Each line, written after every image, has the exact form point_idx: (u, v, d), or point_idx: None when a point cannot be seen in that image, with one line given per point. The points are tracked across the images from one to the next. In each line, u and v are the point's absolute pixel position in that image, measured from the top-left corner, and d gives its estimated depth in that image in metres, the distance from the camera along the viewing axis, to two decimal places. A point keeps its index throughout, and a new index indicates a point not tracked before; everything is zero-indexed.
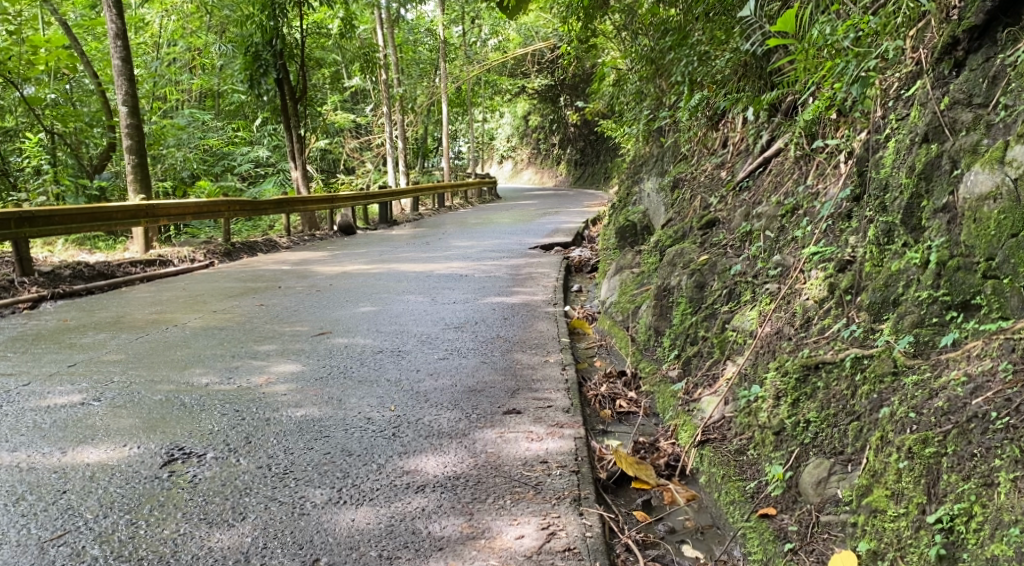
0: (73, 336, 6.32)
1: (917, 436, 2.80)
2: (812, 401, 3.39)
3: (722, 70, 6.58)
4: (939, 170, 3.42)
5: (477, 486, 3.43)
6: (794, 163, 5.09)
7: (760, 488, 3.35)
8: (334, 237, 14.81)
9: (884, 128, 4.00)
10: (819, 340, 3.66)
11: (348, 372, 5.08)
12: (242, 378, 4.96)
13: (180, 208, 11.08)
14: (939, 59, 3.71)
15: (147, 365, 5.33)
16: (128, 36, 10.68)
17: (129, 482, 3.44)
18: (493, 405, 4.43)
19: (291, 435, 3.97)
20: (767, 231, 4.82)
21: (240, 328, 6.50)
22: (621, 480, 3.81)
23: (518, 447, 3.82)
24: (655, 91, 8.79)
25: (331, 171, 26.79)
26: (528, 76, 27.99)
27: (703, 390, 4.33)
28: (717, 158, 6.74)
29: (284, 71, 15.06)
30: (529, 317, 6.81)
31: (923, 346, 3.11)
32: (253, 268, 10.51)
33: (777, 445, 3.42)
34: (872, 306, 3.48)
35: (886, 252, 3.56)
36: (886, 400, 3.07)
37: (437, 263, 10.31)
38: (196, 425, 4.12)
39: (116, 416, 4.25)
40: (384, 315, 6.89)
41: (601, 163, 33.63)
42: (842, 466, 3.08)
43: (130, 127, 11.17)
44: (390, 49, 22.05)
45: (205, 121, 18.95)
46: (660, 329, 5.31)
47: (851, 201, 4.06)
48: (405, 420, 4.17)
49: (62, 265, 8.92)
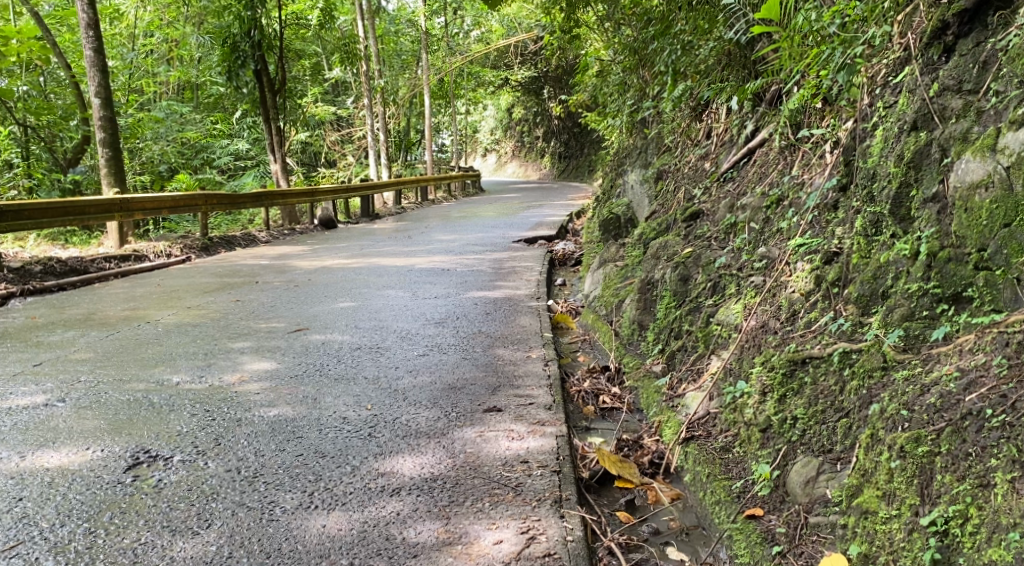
0: (42, 334, 6.14)
1: (909, 434, 2.71)
2: (800, 397, 3.29)
3: (705, 60, 6.47)
4: (928, 159, 3.32)
5: (454, 488, 3.30)
6: (779, 154, 5.00)
7: (746, 488, 3.25)
8: (315, 231, 14.60)
9: (870, 116, 3.90)
10: (805, 334, 3.57)
11: (324, 370, 4.94)
12: (214, 376, 4.81)
13: (156, 202, 10.86)
14: (929, 44, 3.60)
15: (116, 363, 5.16)
16: (100, 26, 10.42)
17: (90, 487, 3.29)
18: (472, 403, 4.30)
19: (262, 437, 3.83)
20: (752, 222, 4.72)
21: (214, 325, 6.34)
22: (604, 480, 3.69)
23: (497, 446, 3.70)
24: (638, 82, 8.68)
25: (312, 165, 26.52)
26: (512, 68, 27.85)
27: (687, 386, 4.23)
28: (701, 149, 6.63)
29: (262, 63, 14.79)
30: (511, 312, 6.69)
31: (913, 340, 3.02)
32: (230, 262, 10.32)
33: (763, 443, 3.33)
34: (861, 298, 3.38)
35: (874, 244, 3.46)
36: (875, 396, 2.98)
37: (418, 257, 10.17)
38: (163, 426, 3.97)
39: (80, 418, 4.09)
40: (363, 311, 6.74)
41: (585, 156, 33.52)
42: (831, 465, 2.98)
43: (103, 119, 10.96)
44: (371, 40, 21.78)
45: (184, 113, 18.66)
46: (644, 323, 5.21)
47: (838, 191, 3.97)
48: (382, 420, 4.03)
49: (33, 261, 8.72)
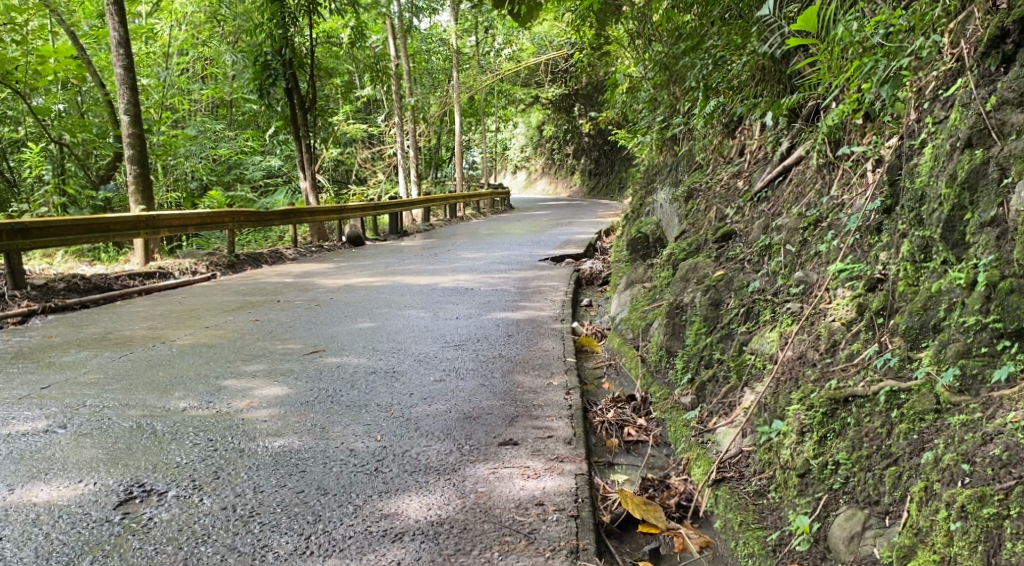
0: (54, 355, 6.00)
1: (971, 492, 2.43)
2: (841, 439, 3.00)
3: (739, 75, 6.27)
4: (985, 179, 3.02)
5: (462, 534, 3.07)
6: (816, 172, 4.71)
7: (782, 541, 2.96)
8: (343, 248, 14.48)
9: (918, 133, 3.62)
10: (847, 368, 3.30)
11: (337, 396, 4.72)
12: (222, 402, 4.62)
13: (182, 219, 10.75)
14: (985, 53, 3.27)
15: (124, 387, 4.99)
16: (130, 43, 10.39)
17: (75, 526, 3.12)
18: (488, 436, 4.06)
19: (263, 470, 3.61)
20: (787, 244, 4.43)
21: (230, 346, 6.17)
22: (626, 524, 3.43)
23: (512, 486, 3.45)
24: (669, 98, 8.45)
25: (343, 182, 26.59)
26: (542, 86, 27.70)
27: (719, 420, 3.94)
28: (733, 167, 6.36)
29: (293, 80, 14.75)
30: (534, 334, 6.43)
31: (971, 380, 2.72)
32: (254, 280, 10.18)
33: (802, 490, 3.03)
34: (909, 331, 3.09)
35: (923, 271, 3.19)
36: (928, 442, 2.70)
37: (442, 275, 9.97)
38: (162, 457, 3.77)
39: (78, 446, 3.92)
40: (382, 332, 6.53)
41: (615, 173, 33.22)
42: (879, 519, 2.70)
43: (132, 137, 10.90)
44: (403, 58, 21.73)
45: (217, 130, 18.67)
46: (673, 349, 4.91)
47: (882, 213, 3.69)
48: (391, 453, 3.80)
49: (57, 278, 8.64)
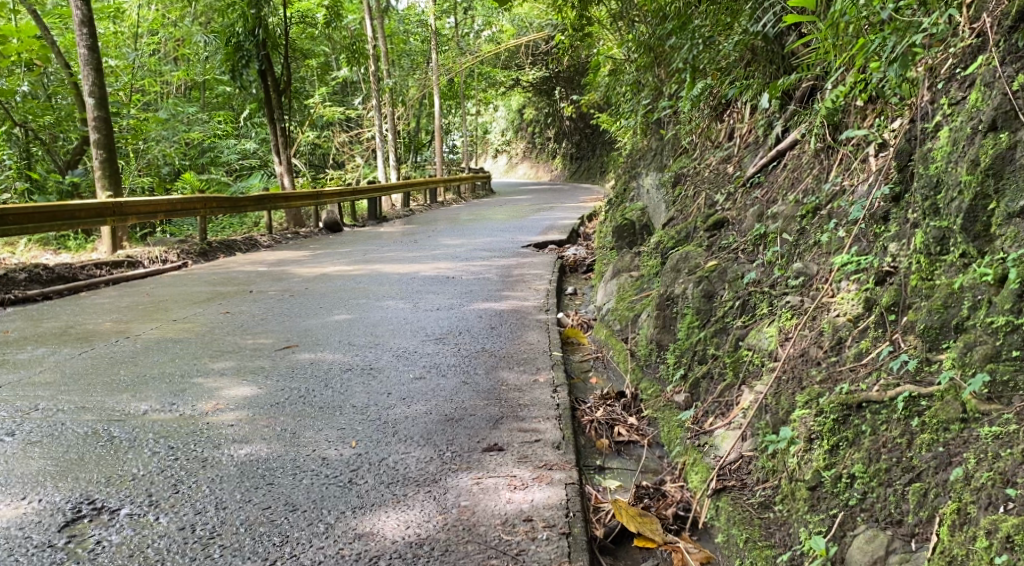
0: (8, 352, 5.64)
1: (1017, 520, 2.20)
2: (856, 449, 2.77)
3: (727, 56, 6.01)
4: (1012, 165, 2.77)
5: (444, 557, 2.82)
6: (813, 157, 4.46)
7: (795, 561, 2.73)
8: (319, 235, 14.06)
9: (932, 115, 3.37)
10: (856, 368, 3.06)
11: (309, 397, 4.42)
12: (185, 405, 4.30)
13: (151, 206, 10.29)
14: (1013, 28, 2.99)
15: (82, 388, 4.66)
16: (94, 22, 9.88)
17: (14, 553, 2.85)
18: (471, 440, 3.79)
19: (227, 483, 3.32)
20: (784, 233, 4.18)
21: (197, 341, 5.83)
22: (620, 538, 3.20)
23: (497, 500, 3.19)
24: (653, 81, 8.12)
25: (321, 166, 26.06)
26: (523, 68, 27.27)
27: (715, 421, 3.70)
28: (722, 152, 6.10)
29: (267, 62, 14.28)
30: (517, 326, 6.15)
31: (1002, 387, 2.49)
32: (226, 269, 9.79)
33: (813, 505, 2.79)
34: (928, 330, 2.86)
35: (940, 264, 2.95)
36: (955, 456, 2.48)
37: (421, 263, 9.65)
38: (116, 468, 3.47)
39: (25, 457, 3.60)
40: (358, 325, 6.23)
41: (596, 156, 33.00)
42: (903, 542, 2.48)
43: (98, 121, 10.39)
44: (380, 39, 21.20)
45: (189, 113, 18.11)
46: (663, 343, 4.65)
47: (890, 200, 3.45)
48: (366, 461, 3.53)
49: (18, 268, 8.22)
